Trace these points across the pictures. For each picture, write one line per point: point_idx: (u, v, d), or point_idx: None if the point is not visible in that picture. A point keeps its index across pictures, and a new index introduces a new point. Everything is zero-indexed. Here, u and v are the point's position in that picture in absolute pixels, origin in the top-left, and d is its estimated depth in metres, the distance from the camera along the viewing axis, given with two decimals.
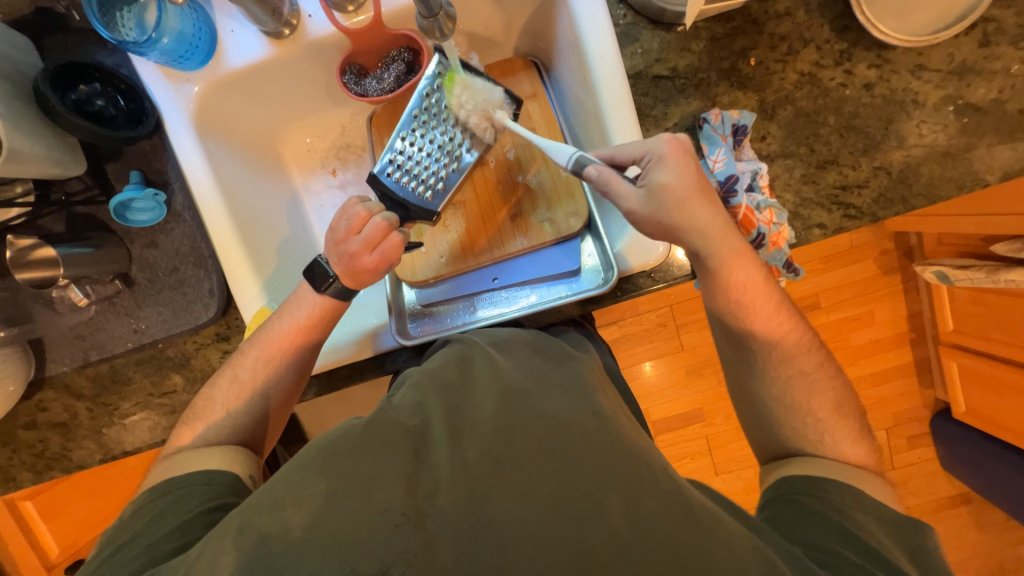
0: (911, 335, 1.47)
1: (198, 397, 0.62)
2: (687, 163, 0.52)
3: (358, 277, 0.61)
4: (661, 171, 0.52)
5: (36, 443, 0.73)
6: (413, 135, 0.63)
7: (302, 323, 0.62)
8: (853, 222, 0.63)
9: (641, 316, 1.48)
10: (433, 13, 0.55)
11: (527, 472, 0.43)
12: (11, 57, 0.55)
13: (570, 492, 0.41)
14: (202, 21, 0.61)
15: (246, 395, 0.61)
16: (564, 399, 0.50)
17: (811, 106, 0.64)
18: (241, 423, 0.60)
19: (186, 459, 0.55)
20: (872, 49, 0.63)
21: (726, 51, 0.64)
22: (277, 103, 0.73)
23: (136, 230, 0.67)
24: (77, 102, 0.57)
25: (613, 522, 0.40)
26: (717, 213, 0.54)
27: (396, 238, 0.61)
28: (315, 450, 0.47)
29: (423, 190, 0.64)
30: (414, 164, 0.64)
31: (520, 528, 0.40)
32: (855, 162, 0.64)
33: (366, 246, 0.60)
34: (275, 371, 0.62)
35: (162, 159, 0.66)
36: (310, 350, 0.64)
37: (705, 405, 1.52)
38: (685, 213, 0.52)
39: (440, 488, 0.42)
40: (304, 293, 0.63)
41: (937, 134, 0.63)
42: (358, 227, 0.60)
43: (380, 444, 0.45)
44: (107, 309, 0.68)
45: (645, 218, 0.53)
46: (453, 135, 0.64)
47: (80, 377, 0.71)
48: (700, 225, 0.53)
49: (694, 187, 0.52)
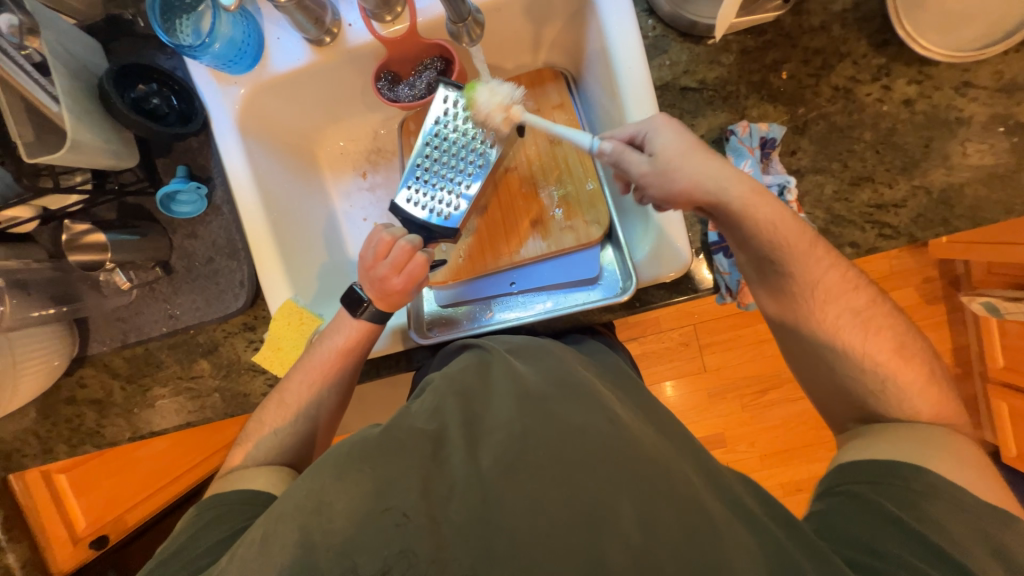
0: (957, 370, 1.38)
1: (250, 420, 0.65)
2: (680, 127, 0.54)
3: (392, 299, 0.63)
4: (659, 136, 0.54)
5: (73, 418, 0.77)
6: (428, 159, 0.66)
7: (341, 347, 0.64)
8: (888, 242, 0.61)
9: (663, 334, 1.45)
10: (462, 19, 0.58)
11: (540, 477, 0.42)
12: (82, 58, 0.60)
13: (582, 499, 0.41)
14: (251, 28, 0.65)
15: (291, 416, 0.63)
16: (582, 403, 0.49)
17: (846, 121, 0.62)
18: (287, 443, 0.63)
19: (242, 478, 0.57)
20: (912, 64, 0.61)
21: (757, 64, 0.63)
22: (315, 106, 0.77)
23: (179, 221, 0.72)
24: (135, 100, 0.62)
25: (626, 533, 0.39)
26: (724, 161, 0.53)
27: (420, 258, 0.62)
28: (335, 458, 0.47)
29: (443, 211, 0.66)
30: (431, 187, 0.66)
31: (530, 528, 0.39)
32: (892, 180, 0.61)
33: (394, 268, 0.62)
34: (318, 394, 0.64)
35: (206, 155, 0.70)
36: (348, 372, 0.65)
37: (728, 430, 1.47)
38: (692, 166, 0.52)
39: (454, 494, 0.42)
40: (343, 318, 0.66)
41: (984, 154, 0.60)
42: (385, 252, 0.63)
43: (398, 449, 0.45)
44: (147, 295, 0.73)
45: (657, 181, 0.53)
46: (469, 154, 0.66)
47: (117, 357, 0.76)
48: (714, 189, 0.52)
49: (693, 144, 0.53)
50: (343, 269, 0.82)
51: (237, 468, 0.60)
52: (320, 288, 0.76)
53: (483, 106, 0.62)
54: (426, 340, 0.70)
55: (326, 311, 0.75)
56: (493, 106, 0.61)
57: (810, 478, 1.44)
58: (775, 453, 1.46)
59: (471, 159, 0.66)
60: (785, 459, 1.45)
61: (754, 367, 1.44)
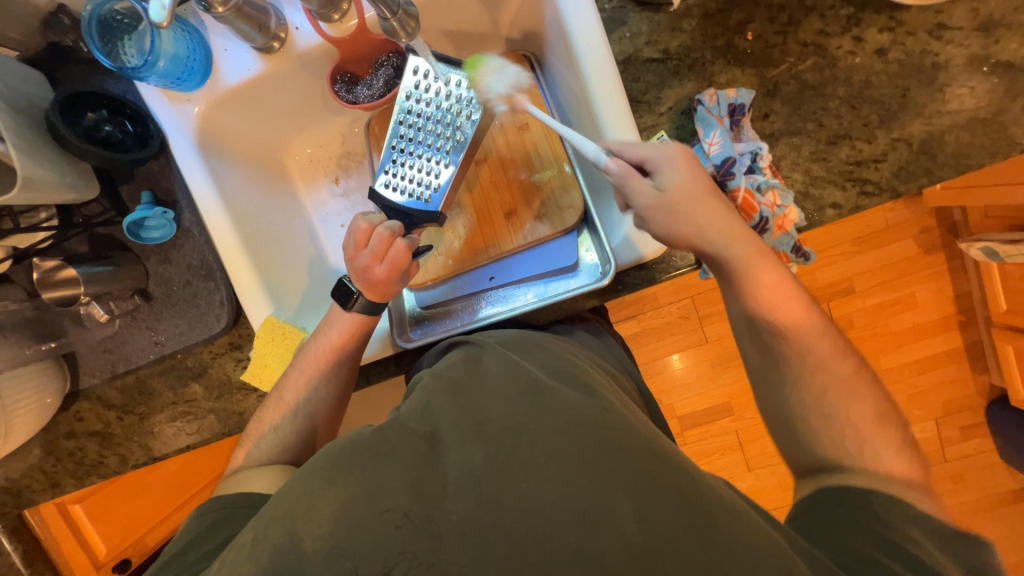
0: (960, 317, 1.36)
1: (250, 421, 0.65)
2: (695, 169, 0.53)
3: (381, 289, 0.62)
4: (674, 173, 0.52)
5: (76, 451, 0.78)
6: (402, 140, 0.64)
7: (335, 342, 0.64)
8: (871, 199, 0.59)
9: (661, 309, 1.44)
10: (393, 12, 0.54)
11: (533, 473, 0.41)
12: (25, 92, 0.58)
13: (579, 497, 0.40)
14: (196, 43, 0.63)
15: (289, 415, 0.63)
16: (569, 394, 0.48)
17: (817, 78, 0.60)
18: (289, 442, 0.62)
19: (237, 480, 0.56)
20: (883, 11, 0.58)
21: (721, 27, 0.61)
22: (276, 116, 0.75)
23: (150, 247, 0.71)
24: (86, 129, 0.61)
25: (623, 524, 0.38)
26: (729, 215, 0.52)
27: (402, 244, 0.61)
28: (327, 457, 0.47)
29: (421, 195, 0.65)
30: (408, 170, 0.65)
31: (527, 530, 0.39)
32: (870, 135, 0.59)
33: (375, 257, 0.61)
34: (314, 388, 0.64)
35: (169, 178, 0.69)
36: (343, 372, 0.65)
37: (734, 398, 1.47)
38: (697, 211, 0.51)
39: (447, 494, 0.42)
40: (337, 313, 0.65)
41: (965, 98, 0.57)
42: (364, 241, 0.61)
43: (386, 451, 0.45)
44: (130, 324, 0.72)
45: (654, 218, 0.52)
46: (445, 133, 0.64)
47: (110, 388, 0.76)
48: (707, 224, 0.51)
49: (705, 190, 0.52)
50: (324, 278, 0.81)
51: (239, 468, 0.60)
52: (301, 301, 0.75)
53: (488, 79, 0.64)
54: (410, 343, 0.69)
55: (309, 323, 0.74)
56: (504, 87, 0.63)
57: None
58: None
59: (445, 136, 0.64)
60: None
61: None
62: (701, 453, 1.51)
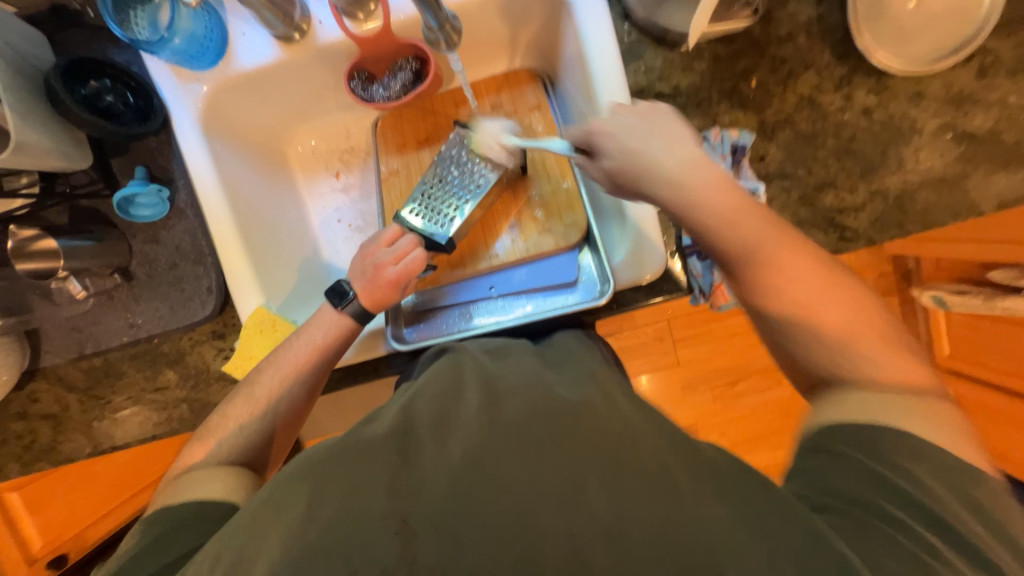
0: None
1: (210, 416, 0.58)
2: (620, 124, 0.53)
3: (383, 292, 0.63)
4: (609, 139, 0.53)
5: (26, 434, 0.72)
6: (432, 177, 0.69)
7: (320, 343, 0.62)
8: (849, 245, 0.64)
9: (639, 329, 1.49)
10: (440, 25, 0.59)
11: (507, 462, 0.40)
12: (26, 51, 0.56)
13: (551, 482, 0.39)
14: (214, 24, 0.62)
15: (257, 412, 0.57)
16: (552, 387, 0.47)
17: (810, 128, 0.65)
18: (250, 443, 0.55)
19: (188, 480, 0.49)
20: (871, 76, 0.64)
21: (728, 72, 0.65)
22: (285, 104, 0.74)
23: (138, 225, 0.68)
24: (86, 97, 0.58)
25: (596, 509, 0.37)
26: (682, 153, 0.50)
27: (420, 254, 0.64)
28: (298, 466, 0.44)
29: (441, 223, 0.67)
30: (434, 202, 0.68)
31: (502, 519, 0.37)
32: (852, 186, 0.64)
33: (392, 259, 0.64)
34: (291, 387, 0.59)
35: (167, 156, 0.67)
36: (325, 367, 0.62)
37: (702, 421, 1.52)
38: (646, 163, 0.50)
39: (424, 488, 0.39)
40: (326, 313, 0.64)
41: (934, 162, 0.64)
42: (389, 241, 0.66)
43: (365, 452, 0.43)
44: (105, 303, 0.69)
45: (628, 182, 0.52)
46: (471, 176, 0.68)
47: (73, 369, 0.71)
48: (671, 177, 0.49)
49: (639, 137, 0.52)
50: (317, 272, 0.79)
51: (188, 468, 0.51)
52: (293, 293, 0.73)
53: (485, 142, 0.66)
54: (403, 347, 0.68)
55: (300, 317, 0.73)
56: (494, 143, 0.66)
57: (776, 464, 1.51)
58: (746, 442, 1.52)
59: (459, 183, 0.68)
60: (754, 447, 1.52)
61: (727, 360, 1.49)
62: None
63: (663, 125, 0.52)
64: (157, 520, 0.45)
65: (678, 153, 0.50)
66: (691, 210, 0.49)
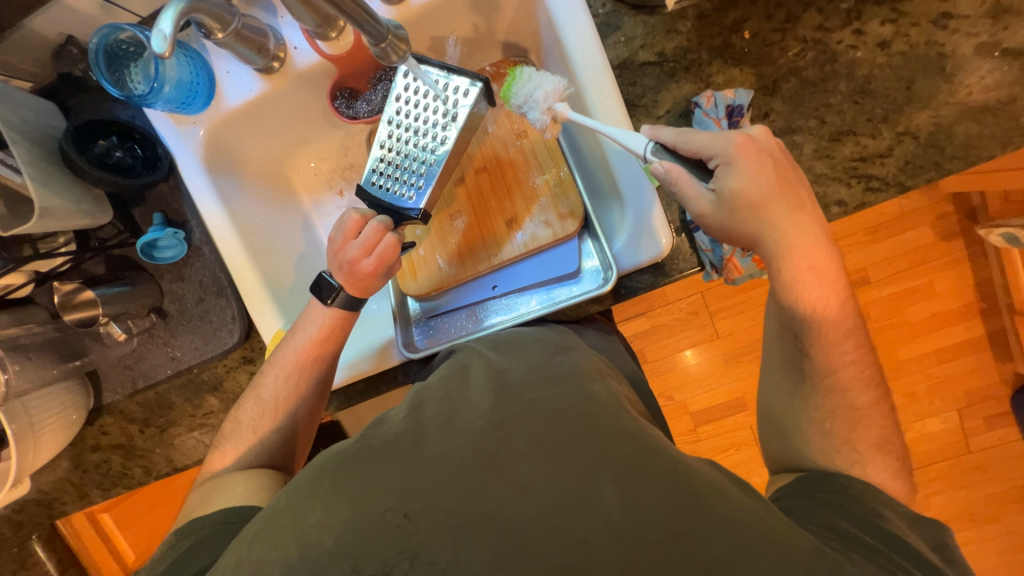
0: (982, 305, 1.31)
1: (227, 420, 0.63)
2: (760, 164, 0.47)
3: (364, 283, 0.61)
4: (731, 177, 0.48)
5: (102, 463, 0.80)
6: (392, 140, 0.64)
7: (317, 337, 0.62)
8: (877, 195, 0.58)
9: (671, 305, 1.43)
10: (382, 38, 0.54)
11: (521, 463, 0.40)
12: (39, 123, 0.61)
13: (567, 479, 0.39)
14: (199, 67, 0.65)
15: (271, 415, 0.61)
16: (556, 386, 0.48)
17: (818, 74, 0.59)
18: (269, 441, 0.61)
19: (217, 487, 0.54)
20: (884, 3, 0.57)
21: (717, 27, 0.60)
22: (280, 132, 0.76)
23: (164, 266, 0.73)
24: (98, 157, 0.63)
25: (608, 506, 0.38)
26: (798, 221, 0.48)
27: (391, 240, 0.61)
28: (316, 468, 0.46)
29: (406, 193, 0.64)
30: (398, 170, 0.64)
31: (521, 517, 0.38)
32: (874, 130, 0.58)
33: (364, 250, 0.60)
34: (297, 387, 0.62)
35: (179, 200, 0.71)
36: (330, 365, 0.64)
37: (748, 393, 1.45)
38: (760, 218, 0.48)
39: (436, 487, 0.40)
40: (315, 306, 0.63)
41: (972, 88, 0.56)
42: (355, 232, 0.61)
43: (374, 456, 0.44)
44: (147, 341, 0.74)
45: (712, 226, 0.50)
46: (434, 133, 0.63)
47: (132, 403, 0.78)
48: (779, 237, 0.48)
49: (771, 188, 0.47)
50: None
51: (212, 475, 0.58)
52: None
53: (526, 92, 0.60)
54: (414, 354, 0.69)
55: None
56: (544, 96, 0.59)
57: None
58: None
59: (413, 141, 0.64)
60: None
61: None
62: (716, 449, 1.49)
63: (794, 186, 0.48)
64: (185, 534, 0.50)
65: (797, 222, 0.48)
66: (786, 257, 0.48)
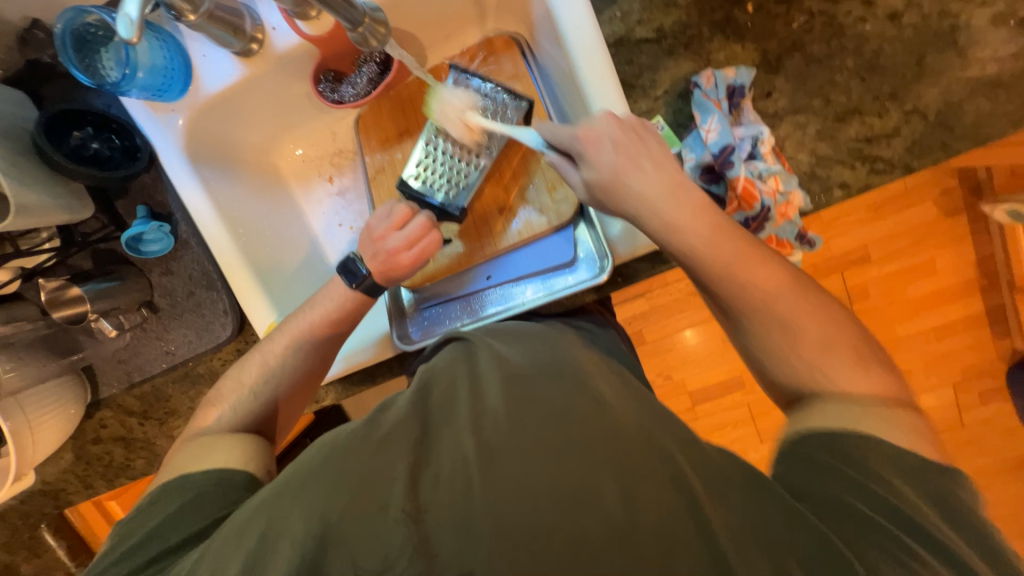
0: (983, 281, 1.30)
1: (225, 379, 0.61)
2: (601, 149, 0.51)
3: (395, 275, 0.62)
4: (586, 166, 0.52)
5: (103, 455, 0.81)
6: (436, 139, 0.66)
7: (334, 317, 0.62)
8: (881, 178, 0.56)
9: (670, 286, 1.42)
10: (358, 24, 0.53)
11: (523, 460, 0.39)
12: (8, 113, 0.59)
13: (567, 480, 0.38)
14: (173, 52, 0.63)
15: (271, 382, 0.60)
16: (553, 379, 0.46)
17: (824, 50, 0.56)
18: (260, 421, 0.59)
19: (206, 449, 0.53)
20: None
21: (719, 0, 0.57)
22: (264, 117, 0.73)
23: (151, 260, 0.72)
24: (75, 148, 0.60)
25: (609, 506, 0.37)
26: (674, 193, 0.51)
27: (434, 236, 0.63)
28: (321, 454, 0.44)
29: (447, 190, 0.66)
30: (436, 168, 0.66)
31: (518, 519, 0.36)
32: (881, 109, 0.55)
33: (405, 242, 0.62)
34: (302, 361, 0.61)
35: (162, 192, 0.70)
36: (336, 341, 0.63)
37: (746, 372, 1.46)
38: (635, 196, 0.51)
39: (440, 482, 0.39)
40: (338, 287, 0.64)
41: (985, 63, 0.53)
42: (400, 224, 0.63)
43: (383, 440, 0.42)
44: (140, 336, 0.74)
45: (594, 205, 0.55)
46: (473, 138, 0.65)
47: (128, 396, 0.78)
48: (649, 212, 0.51)
49: (632, 168, 0.51)
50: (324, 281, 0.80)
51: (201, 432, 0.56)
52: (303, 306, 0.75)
53: (444, 113, 0.64)
54: (408, 346, 0.68)
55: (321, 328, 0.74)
56: (455, 117, 0.64)
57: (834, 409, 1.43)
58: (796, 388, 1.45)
59: (434, 129, 0.65)
60: None
61: None
62: (714, 427, 1.51)
63: (668, 158, 0.51)
64: (168, 497, 0.49)
65: (663, 192, 0.51)
66: (671, 232, 0.51)
